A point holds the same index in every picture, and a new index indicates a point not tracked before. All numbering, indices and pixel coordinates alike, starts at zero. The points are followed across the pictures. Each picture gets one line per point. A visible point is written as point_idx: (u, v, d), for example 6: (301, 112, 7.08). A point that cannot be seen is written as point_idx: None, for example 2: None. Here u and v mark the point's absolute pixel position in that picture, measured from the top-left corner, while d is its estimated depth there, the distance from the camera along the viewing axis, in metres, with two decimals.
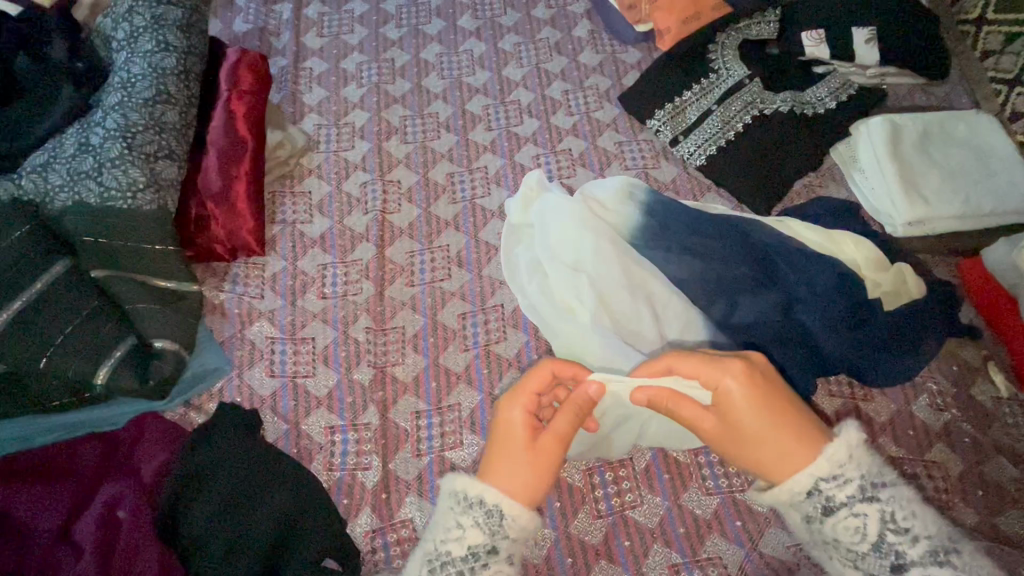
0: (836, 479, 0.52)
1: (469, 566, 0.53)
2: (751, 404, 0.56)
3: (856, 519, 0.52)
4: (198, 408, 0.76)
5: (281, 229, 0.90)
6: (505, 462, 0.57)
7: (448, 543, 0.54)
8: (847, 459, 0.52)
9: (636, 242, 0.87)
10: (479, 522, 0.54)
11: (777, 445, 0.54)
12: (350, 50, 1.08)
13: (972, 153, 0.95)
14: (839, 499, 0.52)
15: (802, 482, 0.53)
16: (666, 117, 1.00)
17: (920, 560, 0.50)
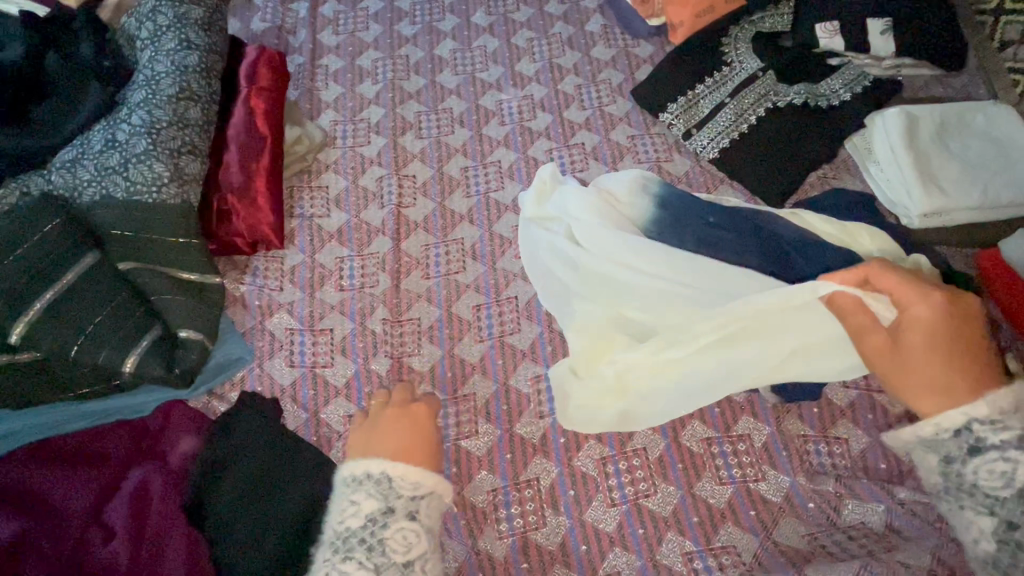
0: (993, 424, 0.55)
1: (370, 531, 0.60)
2: (942, 331, 0.60)
3: (1013, 466, 0.54)
4: (221, 397, 0.78)
5: (300, 222, 0.92)
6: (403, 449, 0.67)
7: (346, 521, 0.61)
8: (1010, 409, 0.56)
9: (651, 234, 0.87)
10: (372, 492, 0.62)
11: (938, 374, 0.59)
12: (365, 47, 1.09)
13: (992, 144, 0.94)
14: (991, 441, 0.55)
15: (954, 419, 0.56)
16: (679, 110, 1.00)
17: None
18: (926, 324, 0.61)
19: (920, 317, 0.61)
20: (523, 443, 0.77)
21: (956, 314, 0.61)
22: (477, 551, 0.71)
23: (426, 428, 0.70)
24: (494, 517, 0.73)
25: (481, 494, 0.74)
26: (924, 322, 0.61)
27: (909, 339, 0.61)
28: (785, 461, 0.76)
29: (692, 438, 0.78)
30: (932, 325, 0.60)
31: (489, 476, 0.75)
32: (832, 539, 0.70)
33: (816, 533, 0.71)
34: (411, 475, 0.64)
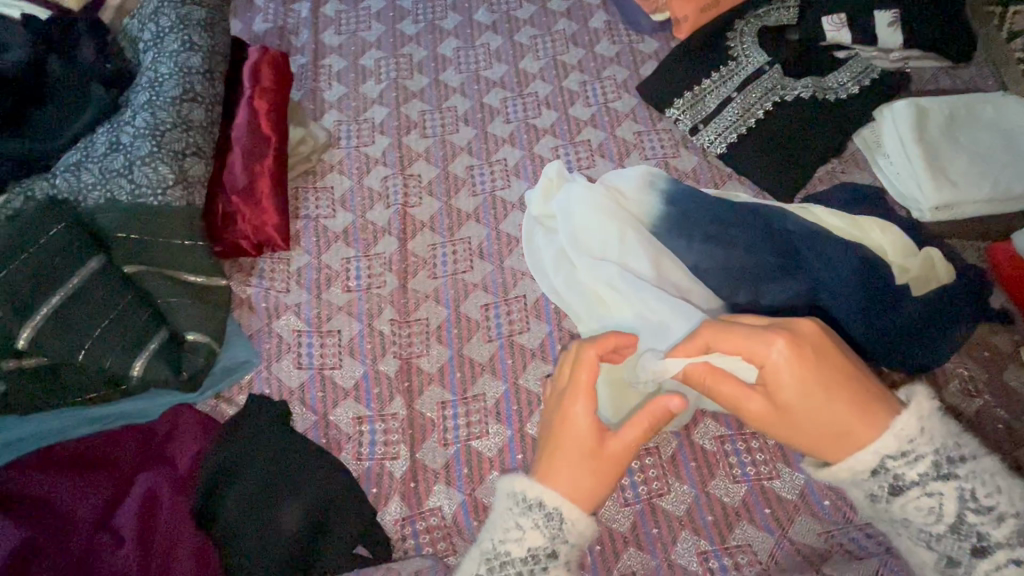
0: (905, 457, 0.53)
1: (528, 567, 0.54)
2: (812, 376, 0.55)
3: (929, 499, 0.52)
4: (228, 400, 0.77)
5: (306, 224, 0.91)
6: (563, 463, 0.56)
7: (507, 544, 0.54)
8: (917, 434, 0.53)
9: (659, 231, 0.87)
10: (538, 524, 0.54)
11: (849, 421, 0.54)
12: (368, 47, 1.09)
13: (1002, 136, 0.94)
14: (909, 478, 0.53)
15: (865, 460, 0.53)
16: (685, 106, 0.99)
17: (1007, 542, 0.50)
18: (776, 377, 0.56)
19: (771, 373, 0.56)
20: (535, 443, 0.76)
21: (803, 353, 0.56)
22: None
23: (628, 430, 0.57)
24: None
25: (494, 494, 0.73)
26: (776, 382, 0.56)
27: (784, 397, 0.56)
28: (799, 458, 0.75)
29: (705, 436, 0.78)
30: (795, 376, 0.55)
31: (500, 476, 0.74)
32: (849, 537, 0.69)
33: (832, 531, 0.70)
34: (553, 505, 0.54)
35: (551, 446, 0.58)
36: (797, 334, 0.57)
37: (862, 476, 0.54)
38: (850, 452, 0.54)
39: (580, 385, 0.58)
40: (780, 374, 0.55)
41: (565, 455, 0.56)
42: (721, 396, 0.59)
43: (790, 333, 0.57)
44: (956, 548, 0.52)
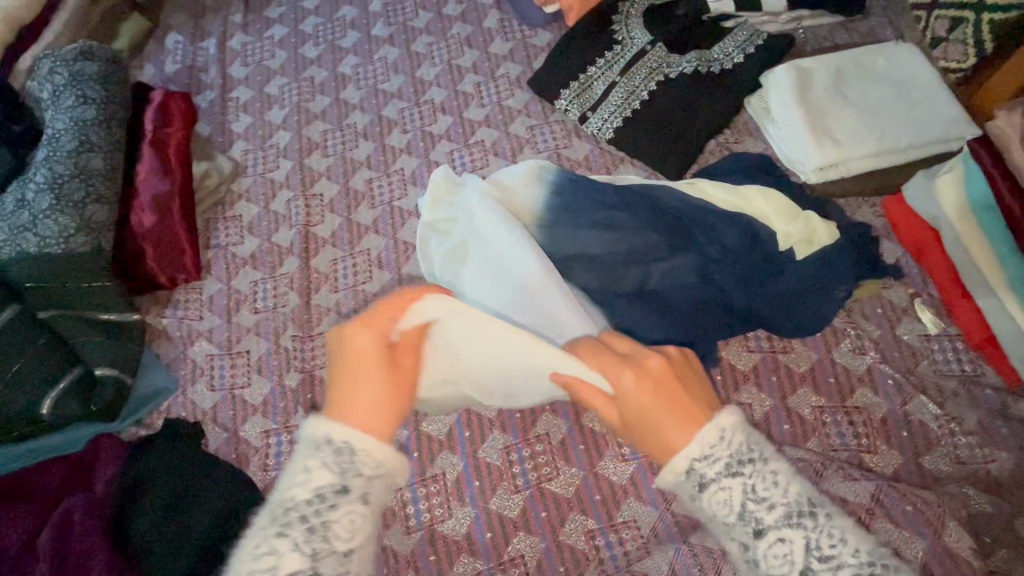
0: (706, 458, 0.48)
1: (316, 510, 0.47)
2: (661, 387, 0.52)
3: (722, 491, 0.47)
4: (148, 425, 0.84)
5: (216, 253, 0.96)
6: (361, 391, 0.52)
7: (294, 492, 0.47)
8: (719, 440, 0.48)
9: (546, 222, 0.86)
10: (327, 462, 0.48)
11: (674, 428, 0.50)
12: (272, 75, 1.13)
13: (893, 86, 0.92)
14: (710, 475, 0.47)
15: (678, 464, 0.48)
16: (573, 96, 1.01)
17: (779, 525, 0.45)
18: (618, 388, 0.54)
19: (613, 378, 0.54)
20: (429, 440, 0.80)
21: (656, 368, 0.54)
22: (384, 547, 0.74)
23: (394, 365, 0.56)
24: (403, 514, 0.76)
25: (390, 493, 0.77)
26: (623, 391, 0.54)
27: (627, 397, 0.53)
28: None
29: (594, 418, 0.80)
30: (637, 384, 0.53)
31: None
32: None
33: None
34: (358, 441, 0.49)
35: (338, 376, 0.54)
36: (643, 365, 0.55)
37: (677, 480, 0.48)
38: (673, 455, 0.49)
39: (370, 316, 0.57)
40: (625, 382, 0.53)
41: (354, 389, 0.52)
42: (588, 405, 0.58)
43: (639, 362, 0.55)
44: (745, 537, 0.46)
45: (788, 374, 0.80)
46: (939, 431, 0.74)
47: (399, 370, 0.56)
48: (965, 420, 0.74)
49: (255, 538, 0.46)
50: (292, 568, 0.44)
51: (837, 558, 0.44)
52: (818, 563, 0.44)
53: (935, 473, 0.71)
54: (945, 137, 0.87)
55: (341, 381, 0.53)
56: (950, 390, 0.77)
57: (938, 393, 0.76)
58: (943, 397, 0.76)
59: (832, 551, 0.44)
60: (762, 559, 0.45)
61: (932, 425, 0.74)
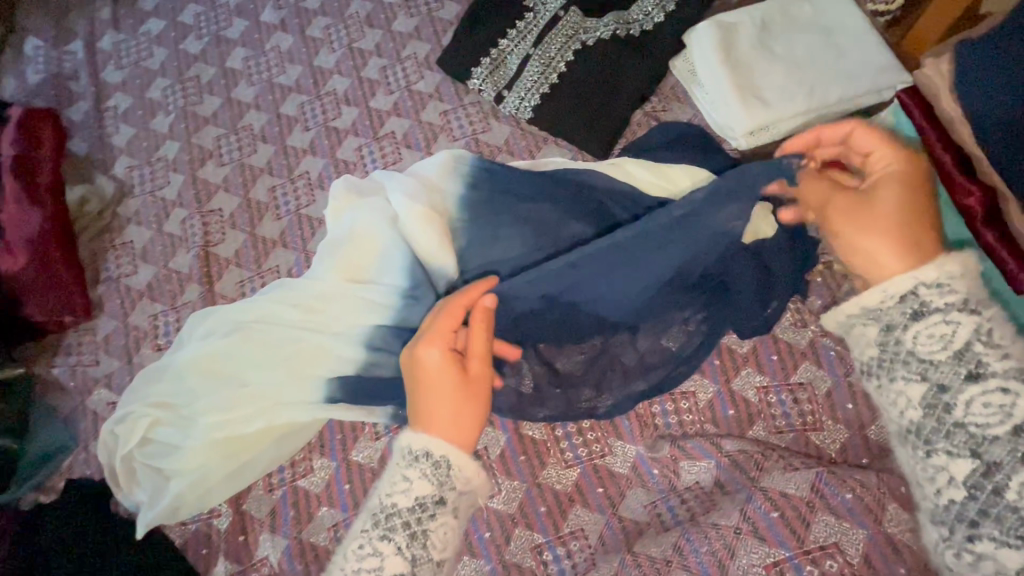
0: (939, 287, 0.51)
1: (415, 517, 0.54)
2: (435, 387, 0.58)
3: (946, 326, 0.50)
4: (48, 489, 0.76)
5: (107, 287, 0.87)
6: (437, 410, 0.57)
7: (394, 498, 0.55)
8: (959, 275, 0.51)
9: (464, 221, 0.81)
10: (424, 473, 0.55)
11: (884, 246, 0.55)
12: (153, 76, 1.00)
13: (821, 36, 0.86)
14: (936, 304, 0.51)
15: (902, 284, 0.52)
16: (485, 74, 0.92)
17: (1001, 375, 0.47)
18: (444, 373, 0.58)
19: (428, 365, 0.59)
20: (360, 470, 0.75)
21: (898, 190, 0.58)
22: None
23: (470, 391, 0.58)
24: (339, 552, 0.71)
25: (322, 532, 0.72)
26: (438, 383, 0.58)
27: (879, 194, 0.58)
28: (628, 430, 0.74)
29: (534, 425, 0.75)
30: (901, 199, 0.57)
31: (329, 512, 0.73)
32: (667, 506, 0.68)
33: (656, 502, 0.68)
34: (438, 447, 0.56)
35: (416, 391, 0.59)
36: (912, 174, 0.60)
37: (879, 297, 0.53)
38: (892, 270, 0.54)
39: (437, 326, 0.61)
40: (434, 364, 0.59)
41: (434, 398, 0.57)
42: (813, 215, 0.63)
43: (908, 173, 0.59)
44: (950, 379, 0.49)
45: (730, 356, 0.76)
46: None
47: (473, 390, 0.59)
48: None
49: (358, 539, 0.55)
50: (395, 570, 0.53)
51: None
52: None
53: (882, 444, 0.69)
54: (876, 87, 0.82)
55: (417, 401, 0.58)
56: None
57: None
58: None
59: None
60: (965, 404, 0.48)
61: None
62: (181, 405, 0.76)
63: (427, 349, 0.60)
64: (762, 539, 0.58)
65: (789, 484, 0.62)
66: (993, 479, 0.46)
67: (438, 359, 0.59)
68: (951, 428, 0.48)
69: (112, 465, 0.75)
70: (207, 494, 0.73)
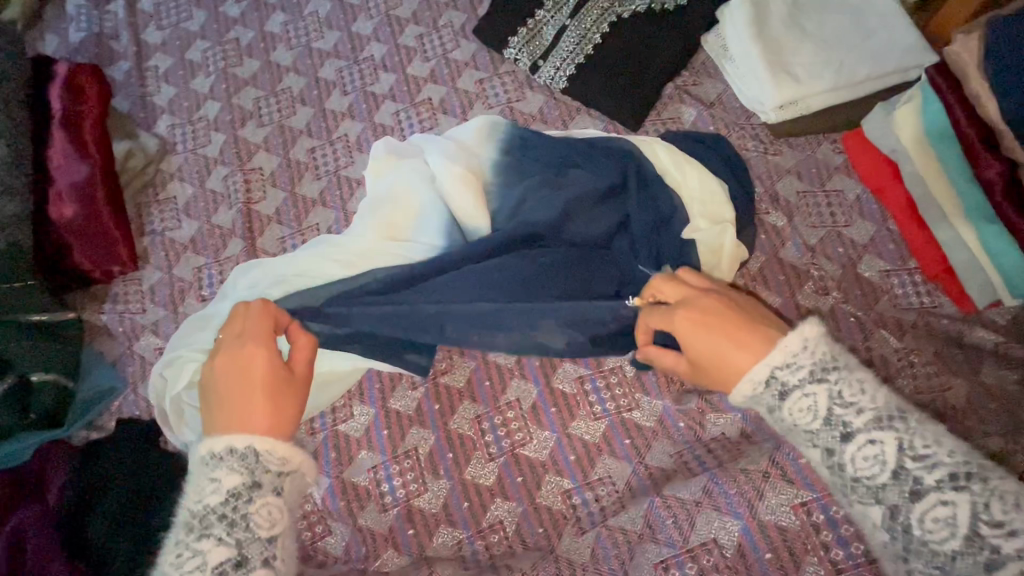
0: (789, 366, 0.53)
1: (229, 508, 0.50)
2: (241, 386, 0.55)
3: (807, 398, 0.52)
4: (101, 428, 0.80)
5: (152, 240, 0.90)
6: (235, 408, 0.53)
7: (204, 500, 0.50)
8: (800, 349, 0.53)
9: (498, 183, 0.84)
10: (232, 467, 0.51)
11: (732, 355, 0.54)
12: (193, 38, 1.02)
13: (852, 15, 0.88)
14: (793, 382, 0.52)
15: (759, 373, 0.53)
16: (522, 44, 0.94)
17: (868, 427, 0.50)
18: (251, 373, 0.55)
19: (250, 363, 0.56)
20: (398, 417, 0.78)
21: (710, 303, 0.59)
22: (359, 529, 0.73)
23: (282, 391, 0.55)
24: (377, 492, 0.75)
25: (362, 473, 0.76)
26: (257, 374, 0.55)
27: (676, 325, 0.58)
28: (654, 385, 0.77)
29: (565, 380, 0.79)
30: (693, 320, 0.57)
31: (368, 454, 0.77)
32: (694, 455, 0.72)
33: (682, 452, 0.72)
34: (240, 441, 0.51)
35: (221, 395, 0.55)
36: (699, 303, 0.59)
37: (746, 399, 0.54)
38: (748, 375, 0.53)
39: (246, 335, 0.59)
40: (257, 358, 0.56)
41: (237, 401, 0.54)
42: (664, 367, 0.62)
43: (691, 301, 0.60)
44: (831, 442, 0.51)
45: None
46: (899, 363, 0.75)
47: (286, 387, 0.56)
48: (923, 349, 0.76)
49: (175, 547, 0.49)
50: (220, 559, 0.48)
51: (933, 456, 0.48)
52: (912, 462, 0.48)
53: None
54: (902, 67, 0.85)
55: (222, 407, 0.54)
56: (910, 322, 0.78)
57: (898, 327, 0.78)
58: (905, 331, 0.77)
59: (925, 449, 0.48)
60: (849, 461, 0.50)
61: (893, 358, 0.76)
62: None
63: (238, 353, 0.57)
64: (790, 482, 0.66)
65: None
66: (901, 520, 0.47)
67: (241, 364, 0.56)
68: (851, 483, 0.50)
69: (161, 406, 0.78)
70: None
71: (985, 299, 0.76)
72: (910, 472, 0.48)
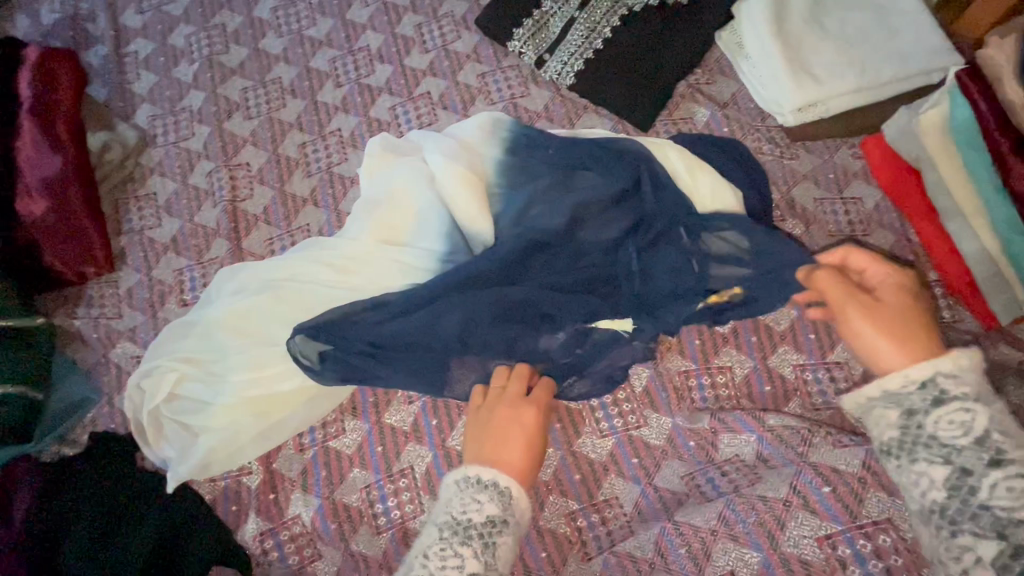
0: (955, 376, 0.50)
1: (486, 534, 0.51)
2: (513, 435, 0.59)
3: (963, 413, 0.48)
4: (72, 442, 0.75)
5: (130, 239, 0.84)
6: (509, 453, 0.58)
7: (468, 514, 0.52)
8: (965, 367, 0.50)
9: (501, 185, 0.79)
10: (492, 497, 0.53)
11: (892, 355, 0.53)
12: (176, 22, 0.96)
13: (874, 14, 0.84)
14: (953, 393, 0.49)
15: (919, 372, 0.50)
16: (527, 36, 0.89)
17: (1015, 451, 0.47)
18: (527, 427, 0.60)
19: (521, 421, 0.61)
20: (393, 433, 0.74)
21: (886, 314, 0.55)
22: (352, 553, 0.69)
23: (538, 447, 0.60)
24: (371, 513, 0.71)
25: (355, 493, 0.72)
26: (525, 428, 0.60)
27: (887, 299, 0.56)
28: (664, 402, 0.74)
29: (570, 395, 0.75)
30: (883, 315, 0.55)
31: (361, 472, 0.72)
32: (706, 477, 0.68)
33: (693, 473, 0.69)
34: (485, 472, 0.55)
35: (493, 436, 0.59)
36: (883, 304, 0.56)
37: (858, 407, 0.54)
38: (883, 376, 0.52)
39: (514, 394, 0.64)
40: (527, 414, 0.62)
41: (507, 450, 0.58)
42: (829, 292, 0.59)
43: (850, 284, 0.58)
44: (973, 464, 0.47)
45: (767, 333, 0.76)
46: None
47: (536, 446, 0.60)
48: None
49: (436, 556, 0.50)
50: None
51: None
52: None
53: None
54: (926, 69, 0.81)
55: (497, 449, 0.58)
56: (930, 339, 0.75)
57: None
58: None
59: (1006, 483, 0.46)
60: (989, 488, 0.46)
61: None
62: (209, 360, 0.73)
63: (517, 412, 0.62)
64: (813, 512, 0.61)
65: (838, 461, 0.64)
66: (1009, 545, 0.45)
67: (501, 420, 0.61)
68: (975, 509, 0.46)
69: (139, 419, 0.73)
70: (238, 451, 0.72)
71: (1009, 316, 0.72)
72: (978, 498, 0.46)
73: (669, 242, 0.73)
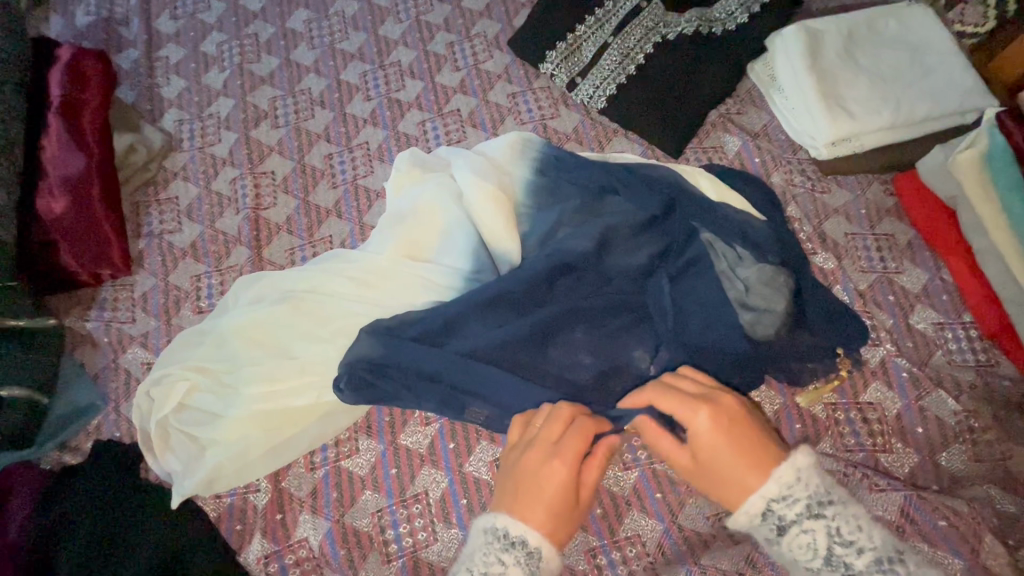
0: (785, 499, 0.50)
1: None
2: (545, 496, 0.53)
3: (805, 535, 0.49)
4: (74, 450, 0.72)
5: (148, 243, 0.83)
6: (535, 510, 0.53)
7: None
8: (795, 481, 0.50)
9: (531, 205, 0.78)
10: (519, 560, 0.51)
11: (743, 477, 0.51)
12: (209, 30, 0.96)
13: (908, 53, 0.84)
14: (790, 516, 0.49)
15: (755, 505, 0.50)
16: (560, 59, 0.89)
17: (802, 519, 0.49)
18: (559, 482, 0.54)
19: (555, 478, 0.54)
20: (409, 455, 0.71)
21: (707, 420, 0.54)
22: None
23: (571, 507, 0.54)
24: (381, 540, 0.67)
25: (365, 517, 0.68)
26: (551, 494, 0.53)
27: None
28: None
29: None
30: (713, 430, 0.53)
31: (373, 496, 0.69)
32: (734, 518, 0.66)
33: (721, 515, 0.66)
34: (514, 528, 0.52)
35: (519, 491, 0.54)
36: (714, 405, 0.56)
37: (751, 519, 0.51)
38: (746, 501, 0.51)
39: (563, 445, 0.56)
40: (553, 478, 0.54)
41: (531, 507, 0.53)
42: None
43: None
44: None
45: None
46: (956, 427, 0.70)
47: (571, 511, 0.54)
48: (982, 412, 0.70)
49: None
50: None
51: None
52: None
53: (951, 471, 0.68)
54: (961, 109, 0.81)
55: (521, 506, 0.53)
56: (967, 382, 0.73)
57: (954, 386, 0.72)
58: (962, 390, 0.72)
59: None
60: None
61: (950, 421, 0.70)
62: (222, 371, 0.71)
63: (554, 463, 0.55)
64: None
65: (878, 507, 0.62)
66: None
67: (529, 471, 0.55)
68: None
69: (145, 428, 0.70)
70: (246, 467, 0.69)
71: None
72: None
73: (701, 270, 0.72)
